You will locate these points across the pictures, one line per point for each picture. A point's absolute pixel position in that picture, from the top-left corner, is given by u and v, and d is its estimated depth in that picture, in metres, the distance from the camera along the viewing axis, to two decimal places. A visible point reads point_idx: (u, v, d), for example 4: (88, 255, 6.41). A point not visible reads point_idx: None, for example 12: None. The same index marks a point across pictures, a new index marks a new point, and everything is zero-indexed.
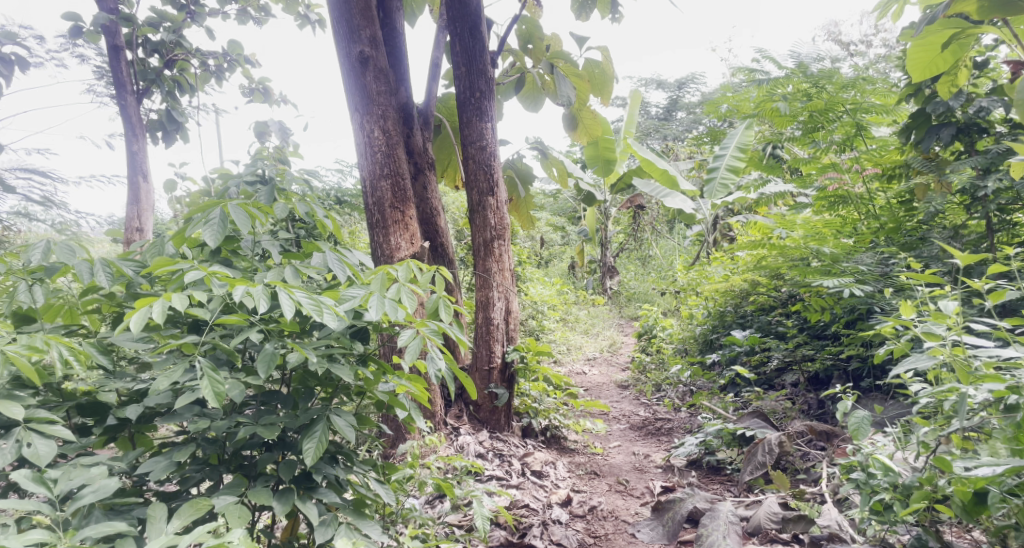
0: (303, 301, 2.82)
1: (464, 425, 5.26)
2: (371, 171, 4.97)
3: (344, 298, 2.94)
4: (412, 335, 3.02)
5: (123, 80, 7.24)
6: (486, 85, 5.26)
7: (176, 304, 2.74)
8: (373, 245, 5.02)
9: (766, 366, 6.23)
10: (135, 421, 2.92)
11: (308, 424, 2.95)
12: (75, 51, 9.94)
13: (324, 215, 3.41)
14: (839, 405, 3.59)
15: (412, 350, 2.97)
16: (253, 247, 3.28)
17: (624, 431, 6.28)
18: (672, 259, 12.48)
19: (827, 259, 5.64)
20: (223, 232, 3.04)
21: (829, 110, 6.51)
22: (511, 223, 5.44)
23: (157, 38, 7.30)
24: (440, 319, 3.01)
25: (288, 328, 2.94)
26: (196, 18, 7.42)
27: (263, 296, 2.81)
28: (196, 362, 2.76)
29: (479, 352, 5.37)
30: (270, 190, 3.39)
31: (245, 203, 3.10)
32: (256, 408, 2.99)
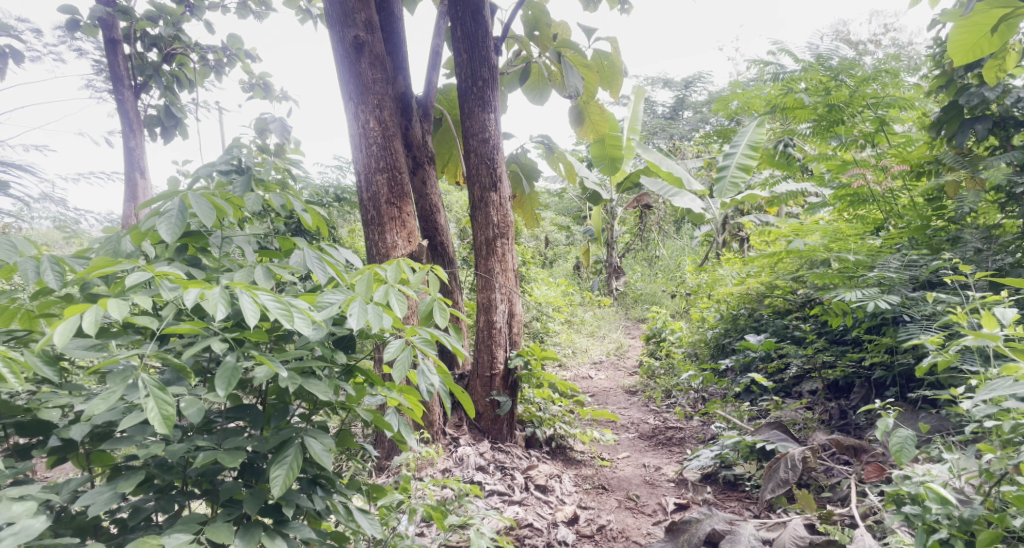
0: (272, 307, 2.52)
1: (463, 435, 4.95)
2: (366, 165, 4.66)
3: (321, 304, 2.65)
4: (401, 344, 2.73)
5: (121, 74, 6.95)
6: (489, 72, 4.95)
7: (113, 312, 2.47)
8: (368, 244, 4.72)
9: (784, 373, 5.91)
10: (80, 442, 2.64)
11: (280, 448, 2.68)
12: (74, 45, 9.68)
13: (304, 208, 3.10)
14: (879, 423, 3.39)
15: (400, 363, 2.69)
16: (223, 243, 2.96)
17: (633, 441, 5.96)
18: (680, 259, 12.14)
19: (852, 261, 5.33)
20: (180, 225, 2.73)
21: (851, 105, 6.19)
22: (515, 220, 5.12)
23: (155, 32, 7.04)
24: (433, 326, 2.73)
25: (256, 337, 2.64)
26: (194, 10, 7.16)
27: (221, 302, 2.52)
28: (139, 380, 2.50)
29: (481, 358, 5.06)
30: (246, 179, 3.09)
31: (207, 193, 2.80)
32: (223, 427, 2.71)
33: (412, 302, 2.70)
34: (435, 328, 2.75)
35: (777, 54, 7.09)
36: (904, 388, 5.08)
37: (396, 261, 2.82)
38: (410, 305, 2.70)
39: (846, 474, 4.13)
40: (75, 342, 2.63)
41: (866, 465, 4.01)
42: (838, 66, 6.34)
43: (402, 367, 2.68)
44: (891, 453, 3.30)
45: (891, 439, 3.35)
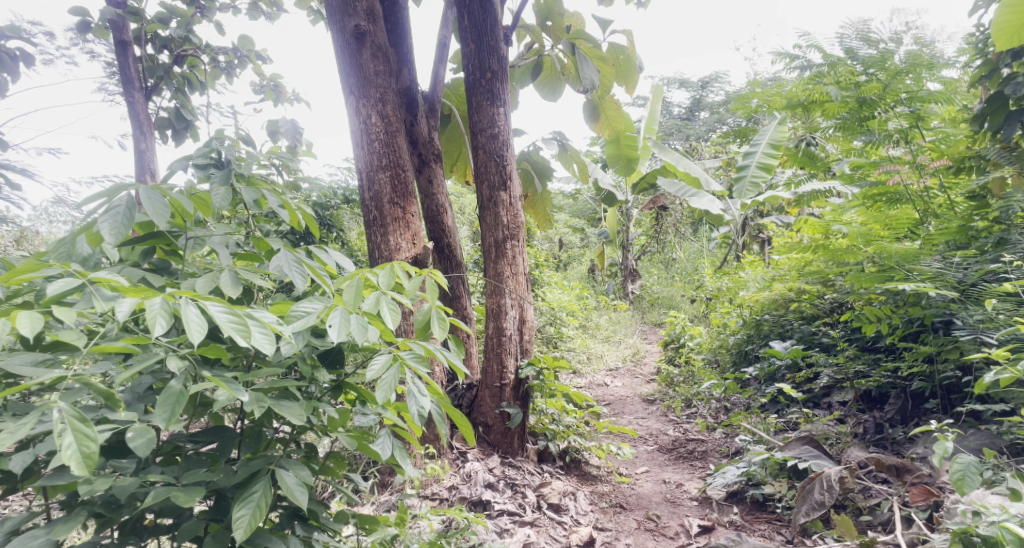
0: (222, 320, 2.36)
1: (471, 450, 4.66)
2: (368, 163, 4.38)
3: (294, 316, 2.49)
4: (387, 361, 2.56)
5: (131, 76, 6.74)
6: (498, 64, 4.65)
7: (23, 327, 2.35)
8: (370, 247, 4.43)
9: (814, 384, 5.57)
10: (20, 475, 2.49)
11: (248, 481, 2.54)
12: (86, 47, 9.51)
13: (284, 206, 2.92)
14: (938, 446, 3.20)
15: (386, 384, 2.51)
16: (192, 244, 2.80)
17: (652, 454, 5.66)
18: (697, 262, 11.79)
19: (883, 261, 5.01)
20: (124, 224, 2.59)
21: (881, 102, 5.89)
22: (526, 221, 4.82)
23: (166, 34, 6.84)
24: (427, 343, 2.54)
25: (211, 353, 2.47)
26: (205, 11, 6.97)
27: (161, 315, 2.35)
28: (57, 410, 2.34)
29: (490, 367, 4.77)
30: (225, 175, 2.82)
31: (156, 189, 2.63)
32: (187, 457, 2.56)
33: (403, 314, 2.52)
34: (429, 344, 2.56)
35: (803, 47, 6.67)
36: (946, 400, 4.84)
37: (391, 263, 2.62)
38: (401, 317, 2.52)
39: (886, 495, 3.84)
40: (19, 359, 2.42)
41: (910, 487, 3.75)
42: (868, 58, 6.02)
43: (388, 387, 2.51)
44: (952, 480, 3.16)
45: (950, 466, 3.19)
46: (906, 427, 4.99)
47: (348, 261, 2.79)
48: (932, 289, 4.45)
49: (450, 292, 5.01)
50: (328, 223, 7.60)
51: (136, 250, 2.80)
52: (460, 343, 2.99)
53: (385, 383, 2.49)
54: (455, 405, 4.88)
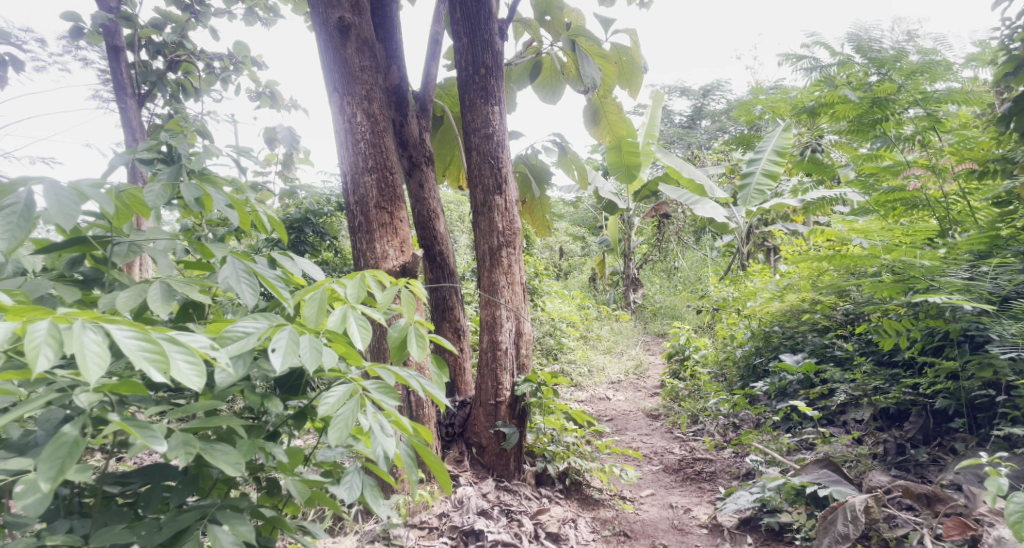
0: (132, 348, 2.12)
1: (464, 473, 4.34)
2: (353, 165, 4.08)
3: (229, 337, 2.33)
4: (349, 389, 2.39)
5: (124, 82, 6.51)
6: (492, 59, 4.35)
7: None
8: (355, 255, 4.13)
9: (829, 400, 5.27)
10: None
11: (174, 539, 2.35)
12: (77, 53, 9.25)
13: (227, 206, 2.71)
14: (990, 484, 3.01)
15: (345, 416, 2.32)
16: (125, 252, 2.56)
17: (657, 475, 5.35)
18: (701, 272, 11.49)
19: (903, 271, 4.75)
20: (20, 234, 2.34)
21: (897, 107, 5.65)
22: (523, 227, 4.52)
23: (159, 39, 6.62)
24: (397, 368, 2.37)
25: (126, 386, 2.23)
26: (200, 16, 6.74)
27: (46, 345, 2.08)
28: None
29: (484, 384, 4.46)
30: (172, 170, 2.73)
31: (57, 191, 2.37)
32: (102, 511, 2.35)
33: (371, 332, 2.36)
34: (400, 368, 2.39)
35: (811, 45, 6.37)
36: (971, 419, 4.60)
37: (359, 272, 2.48)
38: (370, 333, 2.36)
39: (915, 526, 3.59)
40: None
41: (942, 519, 3.52)
42: (882, 57, 5.77)
43: (341, 427, 2.29)
44: (1009, 524, 2.95)
45: (1005, 509, 2.98)
46: (929, 447, 4.69)
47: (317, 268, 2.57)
48: (967, 303, 4.16)
49: (442, 302, 4.71)
50: (321, 231, 7.32)
51: (64, 258, 2.58)
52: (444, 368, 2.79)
53: (345, 413, 2.31)
54: (446, 424, 4.56)
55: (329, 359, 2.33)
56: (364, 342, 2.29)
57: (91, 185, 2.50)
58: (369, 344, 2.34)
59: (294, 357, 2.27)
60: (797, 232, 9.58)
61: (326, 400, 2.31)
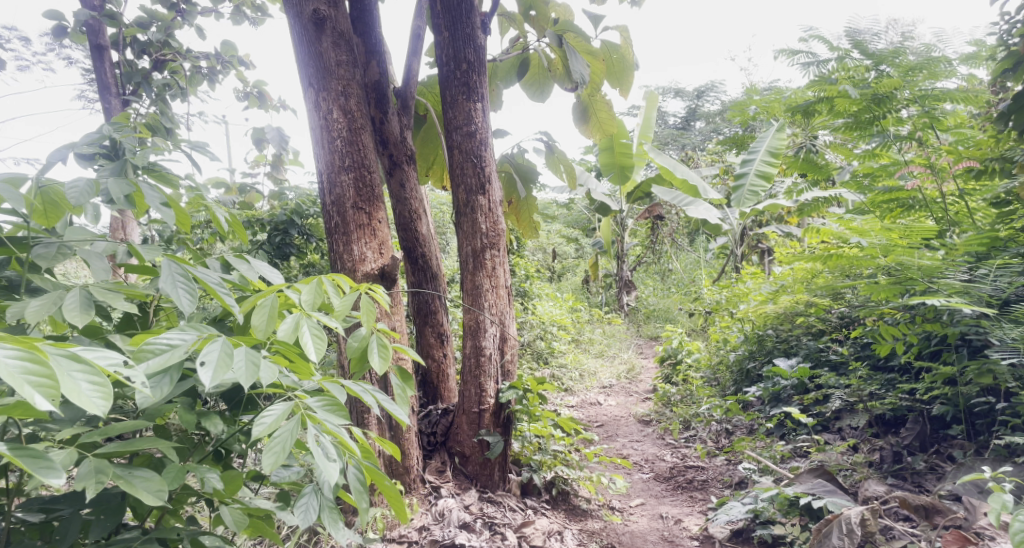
0: (13, 371, 1.96)
1: (446, 484, 4.18)
2: (329, 163, 3.92)
3: (147, 352, 2.23)
4: (291, 406, 2.31)
5: (107, 80, 6.43)
6: (475, 54, 4.20)
7: None
8: (332, 257, 3.98)
9: (823, 406, 5.13)
10: None
11: None
12: (63, 52, 9.10)
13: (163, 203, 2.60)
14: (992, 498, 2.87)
15: (283, 438, 2.24)
16: (49, 252, 2.46)
17: (647, 484, 5.20)
18: (695, 274, 11.34)
19: (900, 272, 4.61)
20: None
21: (896, 105, 5.52)
22: (508, 228, 4.37)
23: (144, 38, 6.51)
24: (349, 385, 2.33)
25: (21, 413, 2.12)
26: (185, 15, 6.64)
27: None
28: None
29: (467, 391, 4.30)
30: (110, 165, 2.63)
31: None
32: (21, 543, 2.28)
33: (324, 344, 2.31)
34: (353, 384, 2.34)
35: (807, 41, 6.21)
36: (969, 426, 4.48)
37: (316, 278, 2.42)
38: (324, 345, 2.30)
39: (913, 538, 3.46)
40: None
41: (941, 532, 3.39)
42: (879, 53, 5.64)
43: (277, 450, 2.21)
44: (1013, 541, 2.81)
45: (1009, 526, 2.83)
46: (926, 454, 4.55)
47: (273, 272, 2.53)
48: (969, 306, 4.02)
49: (424, 307, 4.56)
50: (306, 233, 7.16)
51: None
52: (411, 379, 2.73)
53: (283, 435, 2.23)
54: (429, 433, 4.42)
55: (266, 375, 2.25)
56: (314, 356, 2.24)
57: (11, 182, 2.44)
58: (322, 357, 2.29)
59: (228, 372, 2.19)
60: (792, 234, 9.45)
61: (264, 419, 2.23)
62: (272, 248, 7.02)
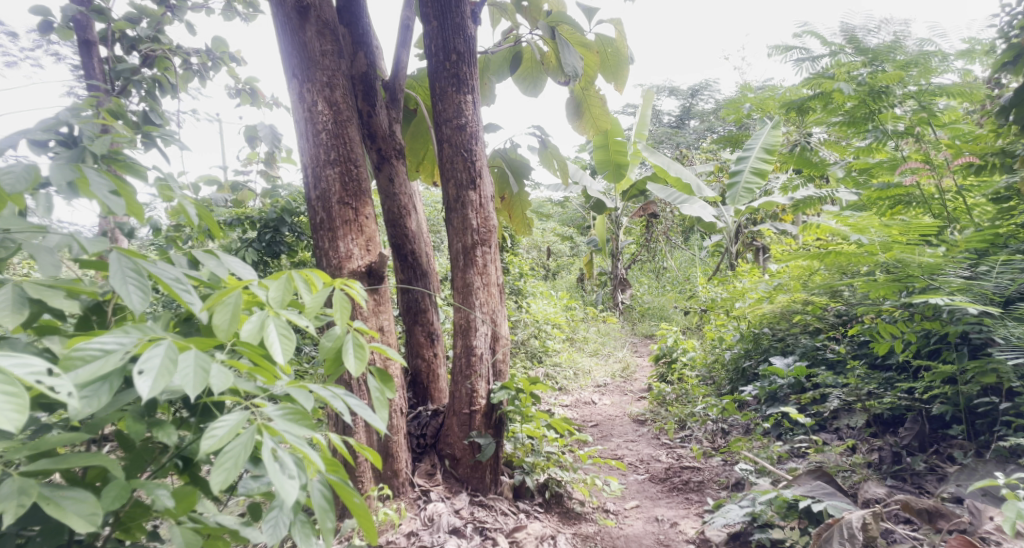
0: None
1: (436, 487, 4.08)
2: (314, 157, 3.81)
3: (79, 360, 2.15)
4: (247, 417, 2.22)
5: (95, 74, 6.42)
6: (465, 44, 4.09)
7: None
8: (318, 255, 3.86)
9: (821, 405, 5.03)
10: None
11: None
12: (50, 48, 8.97)
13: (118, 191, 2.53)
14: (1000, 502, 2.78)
15: (235, 451, 2.17)
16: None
17: (642, 485, 5.10)
18: (689, 272, 11.25)
19: (900, 270, 4.51)
20: None
21: (894, 101, 5.43)
22: (499, 224, 4.25)
23: (133, 34, 6.41)
24: (317, 391, 2.29)
25: None
26: (175, 10, 6.68)
27: None
28: None
29: (457, 391, 4.20)
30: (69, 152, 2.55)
31: None
32: None
33: (291, 345, 2.31)
34: (322, 390, 2.30)
35: (802, 36, 6.07)
36: (970, 425, 4.40)
37: (285, 275, 2.42)
38: (292, 344, 2.31)
39: (916, 543, 3.37)
40: None
41: (945, 536, 3.30)
42: (875, 49, 5.57)
43: (228, 466, 2.14)
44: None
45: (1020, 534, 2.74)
46: (926, 455, 4.46)
47: (242, 264, 2.49)
48: (972, 305, 3.91)
49: (414, 305, 4.46)
50: (297, 231, 7.05)
51: None
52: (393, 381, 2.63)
53: (236, 449, 2.16)
54: (418, 435, 4.31)
55: (214, 381, 2.19)
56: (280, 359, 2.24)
57: None
58: (289, 358, 2.30)
59: (170, 379, 2.14)
60: (787, 231, 9.37)
61: (215, 431, 2.15)
62: (261, 246, 6.90)
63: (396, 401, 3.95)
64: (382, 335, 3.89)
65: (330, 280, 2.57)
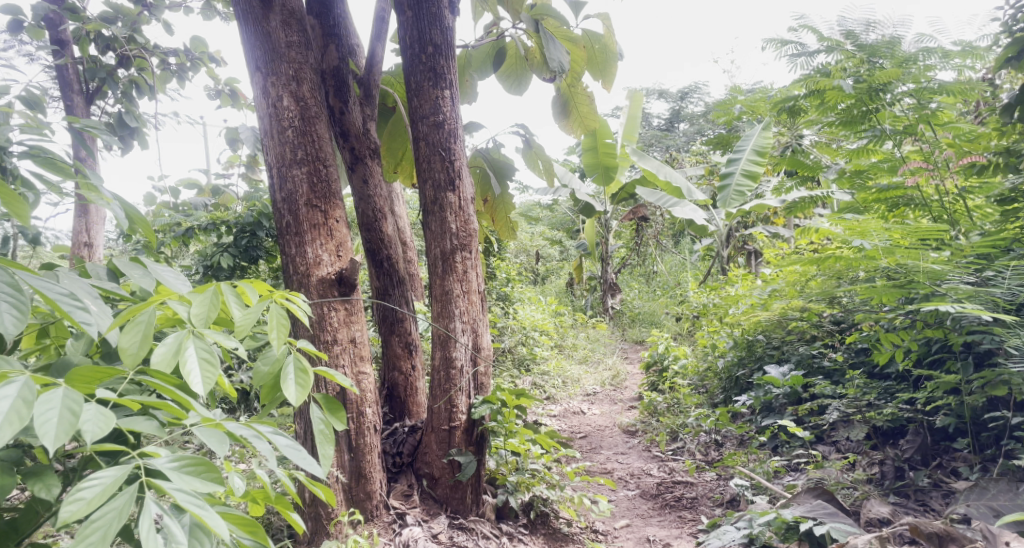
0: None
1: (413, 510, 3.81)
2: (279, 156, 3.55)
3: None
4: (125, 473, 1.98)
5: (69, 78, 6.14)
6: (442, 35, 3.84)
7: None
8: (284, 261, 3.60)
9: (820, 417, 4.79)
10: None
11: None
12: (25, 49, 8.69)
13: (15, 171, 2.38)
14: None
15: (107, 521, 1.92)
16: None
17: (632, 502, 4.85)
18: (680, 276, 11.01)
19: (902, 274, 4.28)
20: None
21: (894, 100, 5.21)
22: (480, 227, 4.01)
23: (108, 34, 6.17)
24: (236, 431, 2.09)
25: None
26: (152, 10, 6.41)
27: None
28: None
29: (436, 406, 3.94)
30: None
31: None
32: None
33: (215, 375, 2.15)
34: (241, 430, 2.11)
35: (799, 30, 5.86)
36: (976, 439, 4.17)
37: (211, 290, 2.25)
38: (212, 370, 2.15)
39: None
40: None
41: None
42: (872, 45, 5.35)
43: (93, 538, 1.89)
44: None
45: None
46: (930, 469, 4.23)
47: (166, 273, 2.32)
48: (985, 312, 3.67)
49: (390, 315, 4.20)
50: (274, 236, 6.77)
51: None
52: (342, 411, 2.42)
53: (105, 514, 1.93)
54: (394, 453, 4.03)
55: (85, 426, 1.98)
56: (199, 391, 2.08)
57: None
58: (210, 386, 2.13)
59: (21, 425, 1.91)
60: (779, 234, 9.16)
61: (82, 493, 1.92)
62: (238, 251, 6.61)
63: (369, 418, 3.69)
64: (353, 347, 3.62)
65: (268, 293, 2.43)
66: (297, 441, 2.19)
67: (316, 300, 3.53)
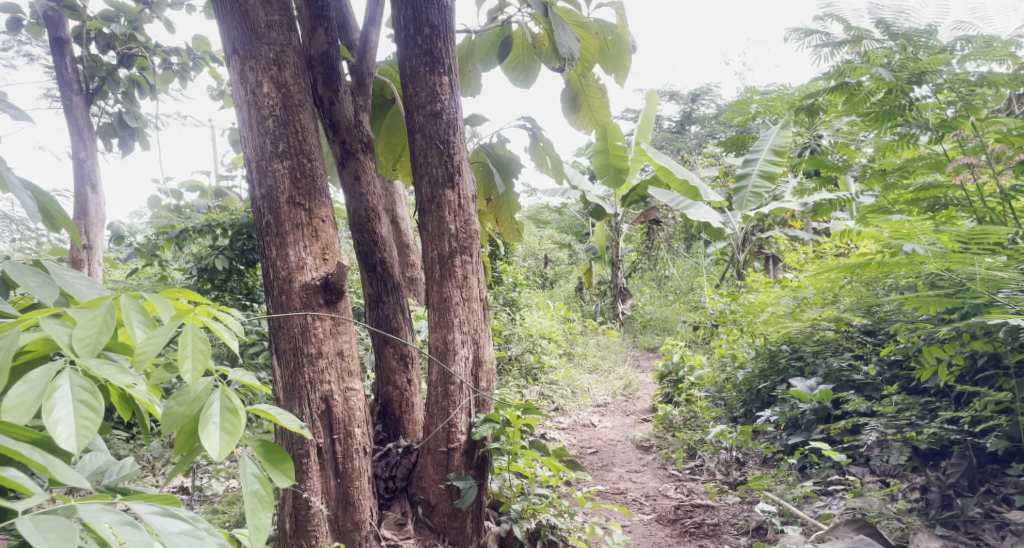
0: None
1: (408, 542, 3.44)
2: (259, 148, 3.20)
3: None
4: None
5: (69, 77, 5.62)
6: (441, 17, 3.48)
7: None
8: (264, 265, 3.24)
9: (856, 437, 4.37)
10: None
11: None
12: None
13: None
14: None
15: None
16: None
17: (649, 528, 4.47)
18: (693, 281, 10.60)
19: (954, 283, 3.87)
20: None
21: (932, 91, 4.78)
22: (482, 228, 3.64)
23: (109, 33, 5.85)
24: (96, 520, 1.81)
25: None
26: (153, 7, 5.96)
27: None
28: None
29: (433, 426, 3.58)
30: None
31: None
32: None
33: (95, 423, 1.91)
34: (103, 517, 1.82)
35: (825, 20, 5.30)
36: None
37: (101, 312, 2.03)
38: (91, 416, 1.92)
39: None
40: None
41: None
42: (904, 33, 4.92)
43: None
44: None
45: None
46: (979, 496, 3.84)
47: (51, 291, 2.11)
48: None
49: (385, 324, 3.86)
50: None
51: None
52: (286, 463, 2.13)
53: None
54: (386, 478, 3.62)
55: None
56: (66, 448, 1.86)
57: None
58: (85, 440, 1.89)
59: None
60: (798, 237, 8.74)
61: None
62: (234, 254, 6.23)
63: (358, 440, 3.33)
64: (340, 362, 3.27)
65: (181, 310, 2.18)
66: (195, 526, 1.88)
67: (299, 310, 3.18)
